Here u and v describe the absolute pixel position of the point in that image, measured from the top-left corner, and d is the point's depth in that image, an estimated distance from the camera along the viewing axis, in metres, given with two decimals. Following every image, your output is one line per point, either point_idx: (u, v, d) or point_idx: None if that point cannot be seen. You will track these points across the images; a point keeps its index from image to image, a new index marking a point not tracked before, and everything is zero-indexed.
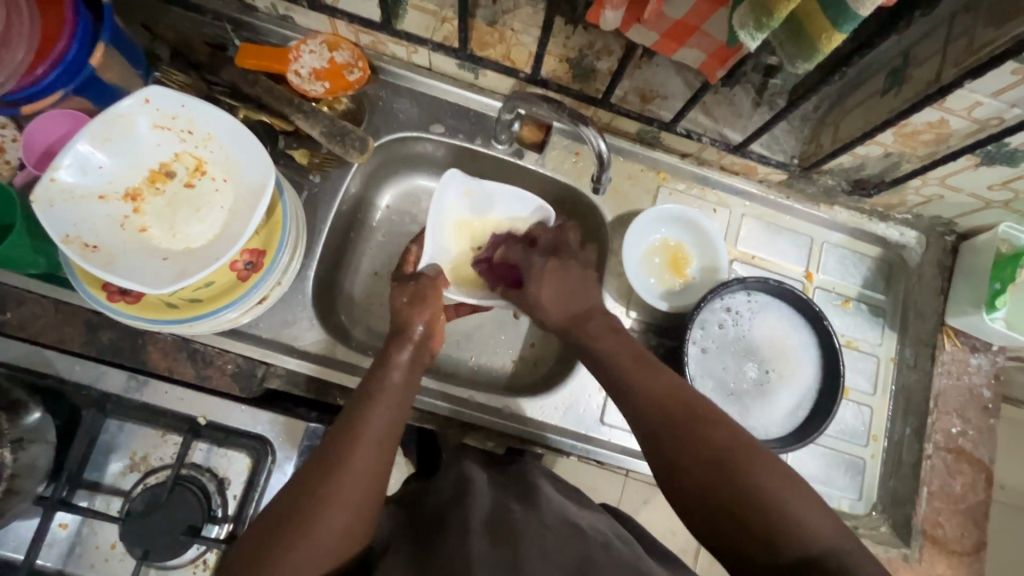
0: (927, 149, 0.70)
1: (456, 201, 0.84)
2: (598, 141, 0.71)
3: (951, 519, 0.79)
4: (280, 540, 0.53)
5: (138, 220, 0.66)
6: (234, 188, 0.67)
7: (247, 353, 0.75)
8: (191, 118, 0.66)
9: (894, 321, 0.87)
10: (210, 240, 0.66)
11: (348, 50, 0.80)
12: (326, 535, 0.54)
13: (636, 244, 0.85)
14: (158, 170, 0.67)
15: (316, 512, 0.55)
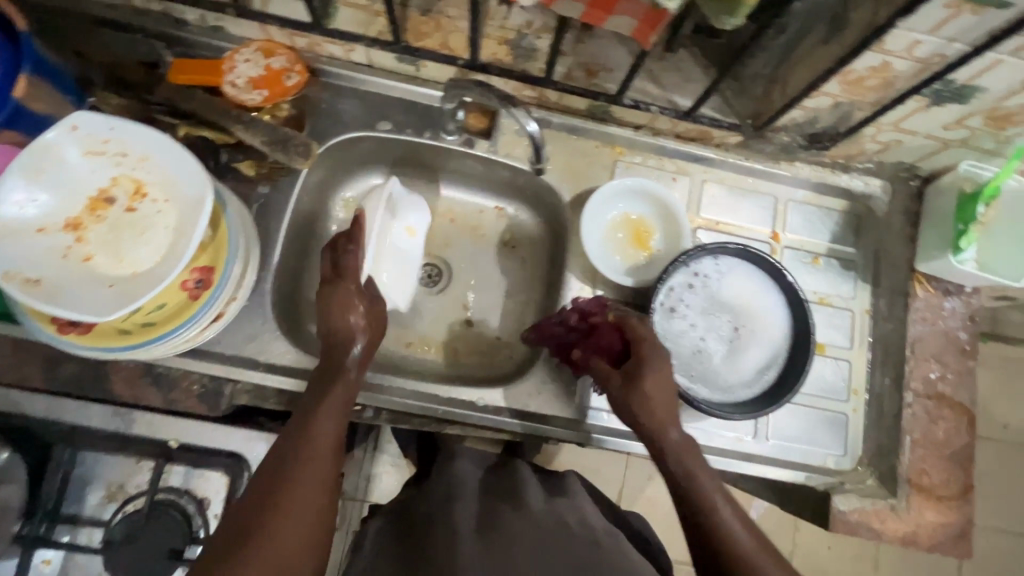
0: (876, 95, 0.68)
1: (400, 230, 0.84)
2: (529, 121, 0.71)
3: (936, 465, 0.78)
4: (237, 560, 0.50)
5: (81, 250, 0.65)
6: (175, 207, 0.66)
7: (212, 371, 0.74)
8: (123, 140, 0.65)
9: (866, 273, 0.86)
10: (156, 262, 0.65)
11: (284, 55, 0.78)
12: (286, 553, 0.53)
13: (597, 222, 0.84)
14: (97, 197, 0.66)
15: (277, 529, 0.53)
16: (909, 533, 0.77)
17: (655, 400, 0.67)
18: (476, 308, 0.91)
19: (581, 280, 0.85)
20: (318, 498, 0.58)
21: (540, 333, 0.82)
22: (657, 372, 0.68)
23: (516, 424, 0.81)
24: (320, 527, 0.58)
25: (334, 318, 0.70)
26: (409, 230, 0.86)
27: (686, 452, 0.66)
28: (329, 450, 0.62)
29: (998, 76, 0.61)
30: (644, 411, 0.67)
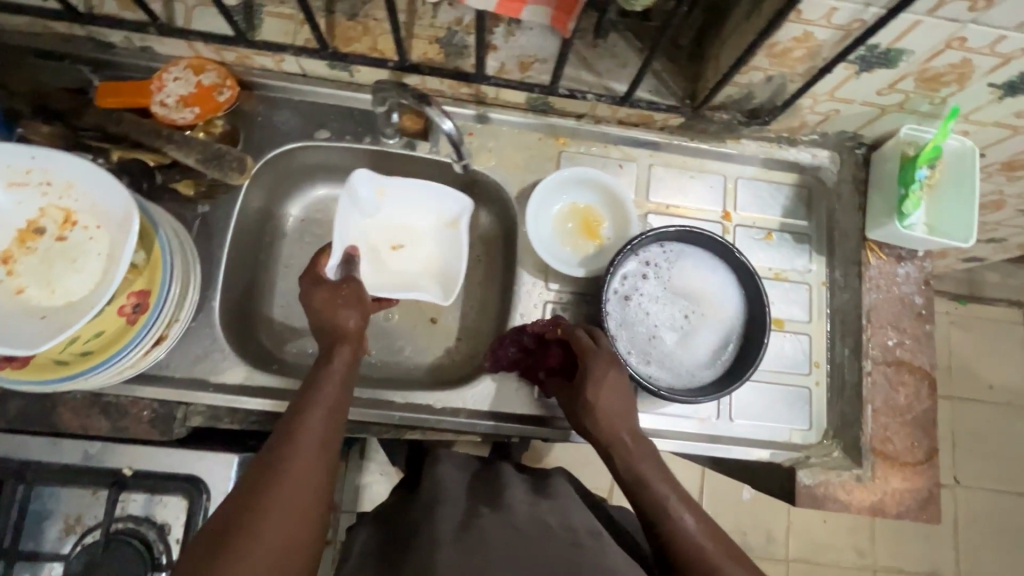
0: (805, 66, 0.68)
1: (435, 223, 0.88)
2: (444, 121, 0.70)
3: (900, 431, 0.78)
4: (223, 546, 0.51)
5: (12, 282, 0.64)
6: (106, 233, 0.65)
7: (162, 396, 0.73)
8: (46, 169, 0.65)
9: (820, 245, 0.86)
10: (89, 290, 0.64)
11: (214, 71, 0.78)
12: (274, 537, 0.52)
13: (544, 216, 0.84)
14: (26, 229, 0.65)
15: (264, 513, 0.53)
16: (876, 501, 0.76)
17: (606, 410, 0.69)
18: (434, 311, 0.90)
19: (534, 275, 0.84)
20: (303, 498, 0.56)
21: (494, 359, 0.80)
22: (602, 379, 0.69)
23: (476, 424, 0.80)
24: (313, 513, 0.57)
25: (329, 317, 0.71)
26: (449, 221, 0.87)
27: (636, 457, 0.68)
28: (318, 443, 0.60)
29: (920, 37, 0.60)
30: (597, 420, 0.69)
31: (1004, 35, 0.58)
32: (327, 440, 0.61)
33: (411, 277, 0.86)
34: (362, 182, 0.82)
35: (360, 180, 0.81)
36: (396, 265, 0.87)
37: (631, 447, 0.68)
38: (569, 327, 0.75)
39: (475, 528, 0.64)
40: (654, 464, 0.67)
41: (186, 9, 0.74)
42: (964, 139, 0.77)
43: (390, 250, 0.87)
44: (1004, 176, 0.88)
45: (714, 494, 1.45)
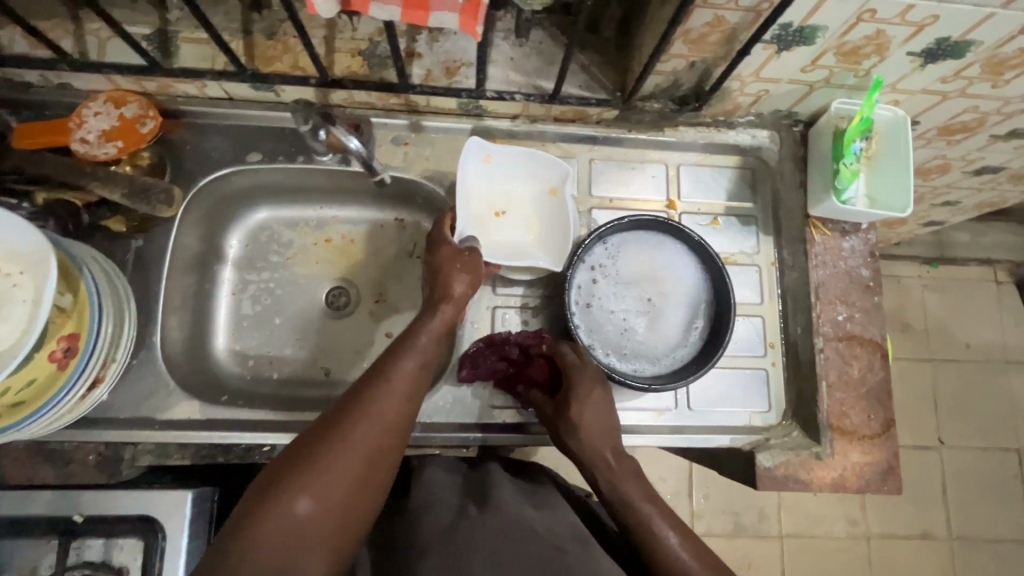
0: (724, 49, 0.67)
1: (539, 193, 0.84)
2: (350, 140, 0.73)
3: (855, 405, 0.78)
4: (319, 445, 0.55)
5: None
6: (30, 278, 0.63)
7: (107, 439, 0.72)
8: None
9: (766, 225, 0.86)
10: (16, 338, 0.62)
11: (136, 102, 0.76)
12: (361, 450, 0.56)
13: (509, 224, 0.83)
14: None
15: (357, 425, 0.57)
16: (837, 477, 0.77)
17: (590, 428, 0.68)
18: (390, 325, 0.89)
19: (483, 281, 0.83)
20: (385, 431, 0.58)
21: (474, 369, 0.77)
22: (584, 398, 0.69)
23: (431, 438, 0.77)
24: (395, 445, 0.59)
25: (441, 277, 0.72)
26: (550, 190, 0.83)
27: (619, 478, 0.66)
28: (411, 381, 0.62)
29: (830, 12, 0.60)
30: (582, 439, 0.68)
31: (911, 4, 0.58)
32: (420, 387, 0.62)
33: (517, 246, 0.82)
34: (467, 153, 0.79)
35: (465, 151, 0.79)
36: (499, 233, 0.83)
37: (613, 466, 0.67)
38: (555, 343, 0.74)
39: (455, 532, 0.60)
40: (637, 484, 0.66)
41: (99, 42, 0.74)
42: (895, 108, 0.76)
43: (492, 216, 0.83)
44: (944, 141, 0.88)
45: (703, 477, 1.45)
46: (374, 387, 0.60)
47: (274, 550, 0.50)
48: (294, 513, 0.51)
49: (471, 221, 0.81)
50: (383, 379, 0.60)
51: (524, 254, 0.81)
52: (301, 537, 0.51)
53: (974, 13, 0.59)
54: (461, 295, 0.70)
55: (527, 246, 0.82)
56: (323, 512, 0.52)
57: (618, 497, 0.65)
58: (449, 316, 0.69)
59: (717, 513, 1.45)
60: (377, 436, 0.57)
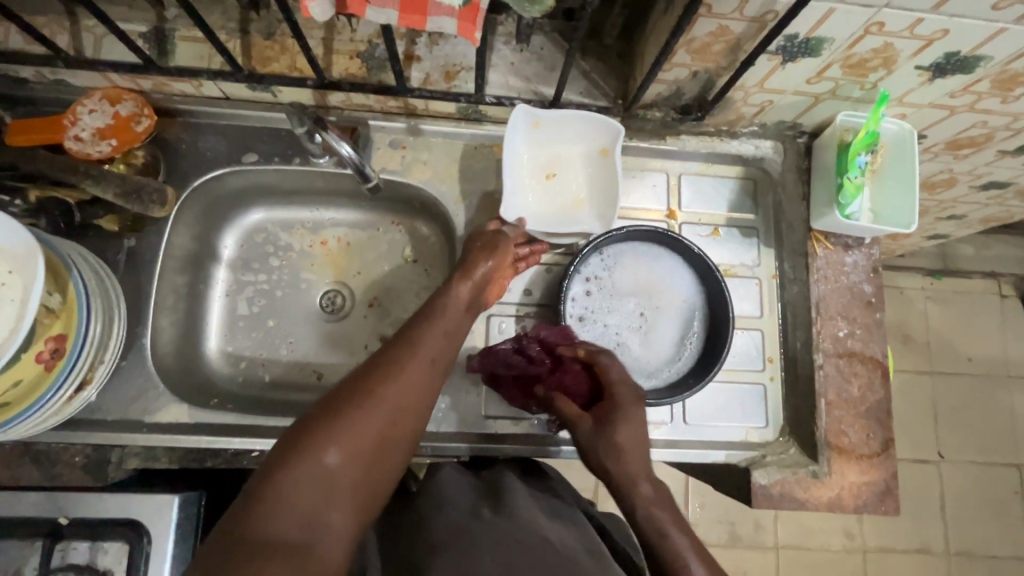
0: (727, 59, 0.66)
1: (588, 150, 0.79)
2: (343, 147, 0.72)
3: (854, 424, 0.76)
4: (352, 401, 0.53)
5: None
6: (17, 276, 0.62)
7: (95, 440, 0.72)
8: None
9: (768, 237, 0.85)
10: (4, 339, 0.60)
11: (132, 100, 0.76)
12: (389, 411, 0.54)
13: (560, 184, 0.80)
14: None
15: (388, 387, 0.55)
16: (834, 497, 0.75)
17: (629, 449, 0.64)
18: (383, 330, 0.89)
19: None
20: (412, 397, 0.56)
21: (491, 360, 0.75)
22: (626, 417, 0.66)
23: (421, 448, 0.76)
24: (420, 414, 0.57)
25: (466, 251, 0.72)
26: (601, 150, 0.78)
27: (653, 502, 0.60)
28: (436, 353, 0.61)
29: (836, 24, 0.59)
30: (623, 460, 0.63)
31: (919, 18, 0.57)
32: (441, 359, 0.61)
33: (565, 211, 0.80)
34: (515, 122, 0.74)
35: (512, 121, 0.73)
36: (551, 195, 0.79)
37: (648, 490, 0.61)
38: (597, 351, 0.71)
39: (467, 532, 0.57)
40: (671, 514, 0.59)
41: (96, 39, 0.74)
42: (901, 121, 0.75)
43: (544, 179, 0.79)
44: (951, 155, 0.86)
45: (700, 486, 1.44)
46: (402, 353, 0.59)
47: (300, 500, 0.48)
48: (321, 464, 0.49)
49: (520, 186, 0.78)
50: (410, 346, 0.59)
51: (570, 220, 0.78)
52: (327, 490, 0.49)
53: (984, 28, 0.57)
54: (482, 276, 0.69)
55: (576, 210, 0.79)
56: (350, 466, 0.51)
57: (645, 518, 0.59)
58: (469, 294, 0.68)
59: (713, 523, 1.43)
60: (400, 400, 0.55)
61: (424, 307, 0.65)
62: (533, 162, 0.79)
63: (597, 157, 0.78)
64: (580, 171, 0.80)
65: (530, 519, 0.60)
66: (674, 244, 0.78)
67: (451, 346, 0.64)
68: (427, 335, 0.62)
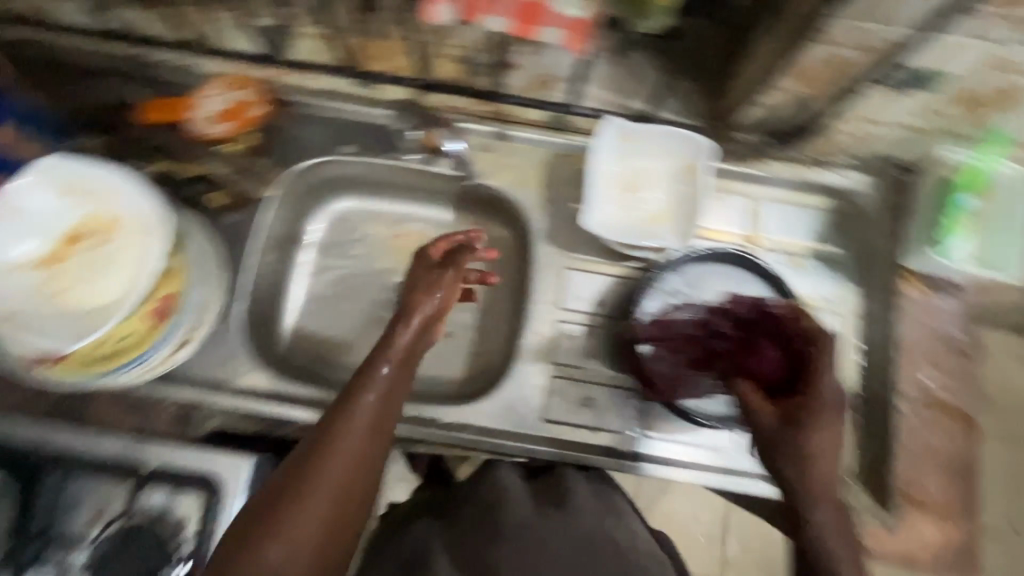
0: (833, 87, 0.65)
1: (675, 166, 0.79)
2: (454, 143, 0.80)
3: (933, 476, 0.73)
4: (285, 494, 0.52)
5: (54, 284, 0.68)
6: (138, 238, 0.68)
7: (182, 397, 0.76)
8: (89, 180, 0.69)
9: (852, 272, 0.82)
10: (124, 293, 0.67)
11: (250, 88, 0.81)
12: (325, 497, 0.53)
13: (642, 196, 0.79)
14: (72, 233, 0.70)
15: (323, 472, 0.53)
16: (907, 550, 0.72)
17: (820, 464, 0.54)
18: (450, 325, 0.91)
19: (546, 294, 0.82)
20: (353, 476, 0.55)
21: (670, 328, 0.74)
22: (825, 425, 0.55)
23: (480, 443, 0.76)
24: (365, 491, 0.56)
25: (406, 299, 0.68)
26: (686, 168, 0.79)
27: (829, 530, 0.52)
28: (374, 428, 0.58)
29: (960, 59, 0.57)
30: (808, 475, 0.53)
31: None
32: (384, 418, 0.59)
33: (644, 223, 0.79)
34: (603, 133, 0.77)
35: (601, 133, 0.76)
36: (632, 207, 0.79)
37: (829, 515, 0.52)
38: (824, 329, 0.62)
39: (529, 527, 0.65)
40: (851, 553, 0.51)
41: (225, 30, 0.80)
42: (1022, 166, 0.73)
43: (627, 191, 0.79)
44: None
45: None
46: (341, 430, 0.56)
47: None
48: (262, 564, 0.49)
49: (602, 195, 0.78)
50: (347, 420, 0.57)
51: (648, 233, 0.78)
52: None
53: None
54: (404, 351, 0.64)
55: (656, 223, 0.78)
56: (295, 560, 0.51)
57: (824, 540, 0.51)
58: (407, 343, 0.65)
59: None
60: (344, 476, 0.54)
61: (368, 361, 0.62)
62: (617, 173, 0.79)
63: (682, 174, 0.79)
64: (662, 187, 0.79)
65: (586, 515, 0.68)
66: (760, 269, 0.78)
67: (390, 416, 0.60)
68: (366, 399, 0.59)
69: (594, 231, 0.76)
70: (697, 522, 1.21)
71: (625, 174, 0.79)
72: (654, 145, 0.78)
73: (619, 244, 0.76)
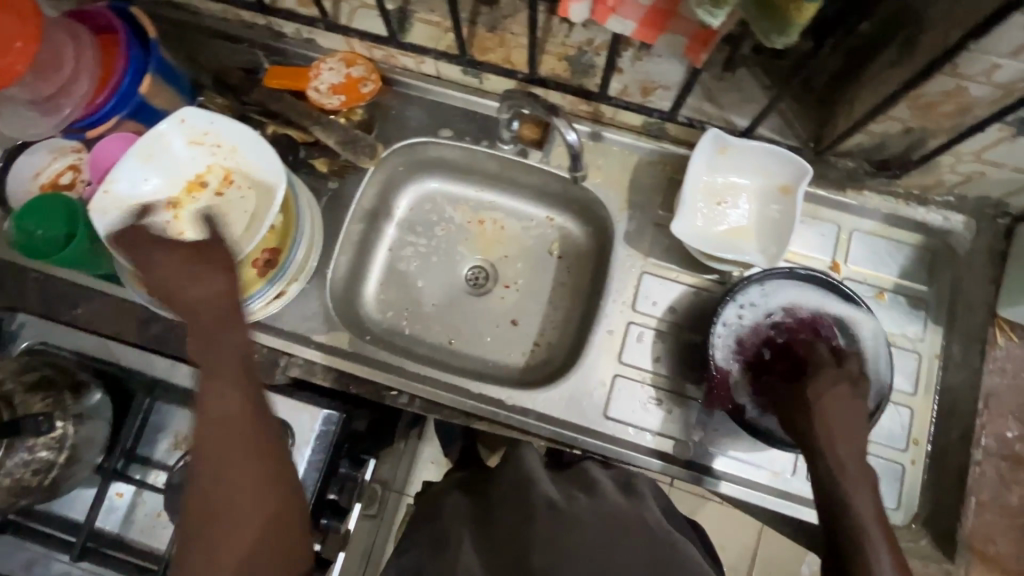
0: (951, 121, 0.63)
1: (766, 185, 0.79)
2: (569, 133, 0.75)
3: (1005, 533, 0.71)
4: (193, 522, 0.59)
5: (174, 226, 0.75)
6: (256, 191, 0.75)
7: (270, 344, 0.82)
8: (219, 132, 0.76)
9: (939, 315, 0.79)
10: (239, 238, 0.74)
11: (363, 66, 0.86)
12: (234, 510, 0.60)
13: (729, 211, 0.80)
14: (194, 180, 0.77)
15: (221, 488, 0.60)
16: None
17: (834, 418, 0.61)
18: (516, 313, 0.94)
19: (621, 294, 0.83)
20: (250, 485, 0.61)
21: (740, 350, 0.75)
22: (832, 387, 0.62)
23: (541, 428, 0.79)
24: (280, 485, 0.62)
25: (185, 284, 0.66)
26: (781, 188, 0.78)
27: (841, 471, 0.59)
28: (236, 426, 0.63)
29: None
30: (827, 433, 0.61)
31: None
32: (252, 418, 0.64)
33: (729, 237, 0.79)
34: (704, 143, 0.76)
35: (702, 142, 0.76)
36: (717, 220, 0.80)
37: (840, 460, 0.60)
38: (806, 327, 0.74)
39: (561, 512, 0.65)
40: (868, 495, 0.58)
41: (350, 9, 0.85)
42: None
43: (714, 205, 0.80)
44: None
45: None
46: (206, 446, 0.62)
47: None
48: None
49: (690, 205, 0.79)
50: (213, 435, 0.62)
51: (735, 247, 0.78)
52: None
53: None
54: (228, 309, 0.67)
55: (741, 238, 0.79)
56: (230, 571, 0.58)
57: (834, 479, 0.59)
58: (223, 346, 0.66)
59: None
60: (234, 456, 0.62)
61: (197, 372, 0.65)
62: (707, 185, 0.80)
63: (774, 194, 0.78)
64: (750, 204, 0.80)
65: (619, 506, 0.68)
66: (842, 292, 0.75)
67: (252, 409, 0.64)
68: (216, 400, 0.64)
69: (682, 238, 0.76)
70: (721, 538, 1.22)
71: (715, 188, 0.80)
72: (750, 162, 0.78)
73: (701, 254, 0.77)
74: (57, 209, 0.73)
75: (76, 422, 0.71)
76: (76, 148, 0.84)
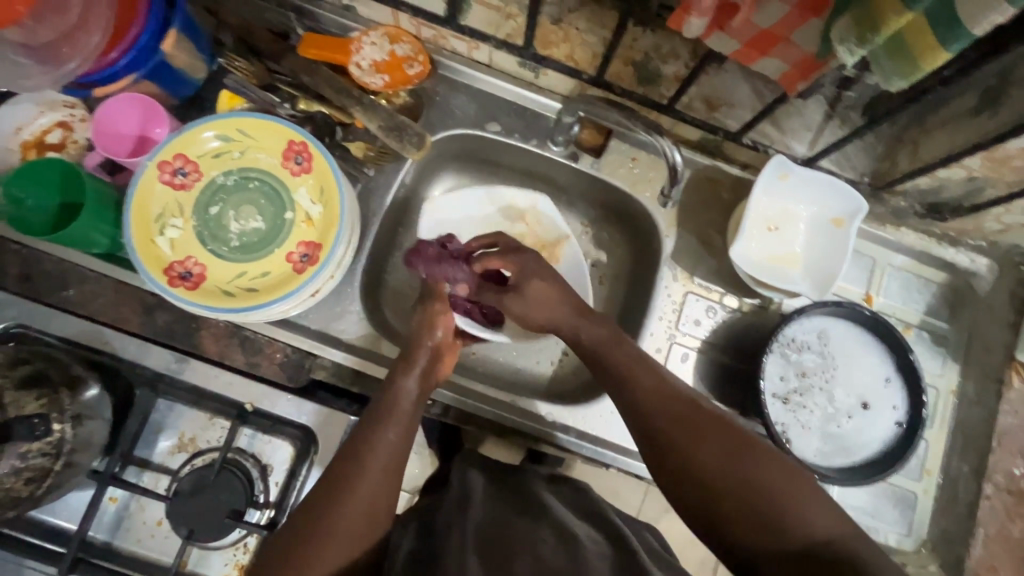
0: (1016, 176, 0.65)
1: (824, 222, 0.79)
2: (673, 152, 0.72)
3: (1007, 563, 0.76)
4: (304, 534, 0.55)
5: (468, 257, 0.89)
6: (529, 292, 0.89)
7: (293, 342, 0.76)
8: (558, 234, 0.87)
9: (956, 352, 0.83)
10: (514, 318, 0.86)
11: (409, 43, 0.77)
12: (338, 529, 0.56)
13: (781, 243, 0.80)
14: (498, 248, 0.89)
15: (340, 505, 0.57)
16: None
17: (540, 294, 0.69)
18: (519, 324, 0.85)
19: (664, 312, 0.82)
20: (362, 510, 0.58)
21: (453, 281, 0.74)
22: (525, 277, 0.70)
23: (581, 446, 0.78)
24: (376, 511, 0.59)
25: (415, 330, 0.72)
26: (834, 220, 0.78)
27: (676, 444, 0.58)
28: (386, 447, 0.61)
29: None
30: (699, 447, 0.57)
31: None
32: (399, 459, 0.62)
33: (776, 265, 0.79)
34: (768, 170, 0.75)
35: (766, 169, 0.75)
36: (768, 249, 0.80)
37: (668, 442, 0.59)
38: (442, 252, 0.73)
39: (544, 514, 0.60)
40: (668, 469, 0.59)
41: None
42: None
43: (767, 232, 0.80)
44: None
45: None
46: (357, 452, 0.60)
47: None
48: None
49: (745, 234, 0.79)
50: (362, 449, 0.60)
51: (783, 276, 0.78)
52: None
53: None
54: (434, 346, 0.70)
55: (788, 266, 0.79)
56: None
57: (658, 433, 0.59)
58: (417, 384, 0.67)
59: None
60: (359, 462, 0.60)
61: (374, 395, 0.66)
62: (760, 216, 0.79)
63: (828, 228, 0.78)
64: (805, 236, 0.80)
65: (590, 530, 0.60)
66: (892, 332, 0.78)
67: (398, 459, 0.62)
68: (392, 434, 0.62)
69: (745, 271, 0.76)
70: None
71: (770, 219, 0.80)
72: (810, 197, 0.78)
73: (750, 279, 0.77)
74: (53, 177, 0.68)
75: (75, 423, 0.63)
76: (72, 104, 0.74)
